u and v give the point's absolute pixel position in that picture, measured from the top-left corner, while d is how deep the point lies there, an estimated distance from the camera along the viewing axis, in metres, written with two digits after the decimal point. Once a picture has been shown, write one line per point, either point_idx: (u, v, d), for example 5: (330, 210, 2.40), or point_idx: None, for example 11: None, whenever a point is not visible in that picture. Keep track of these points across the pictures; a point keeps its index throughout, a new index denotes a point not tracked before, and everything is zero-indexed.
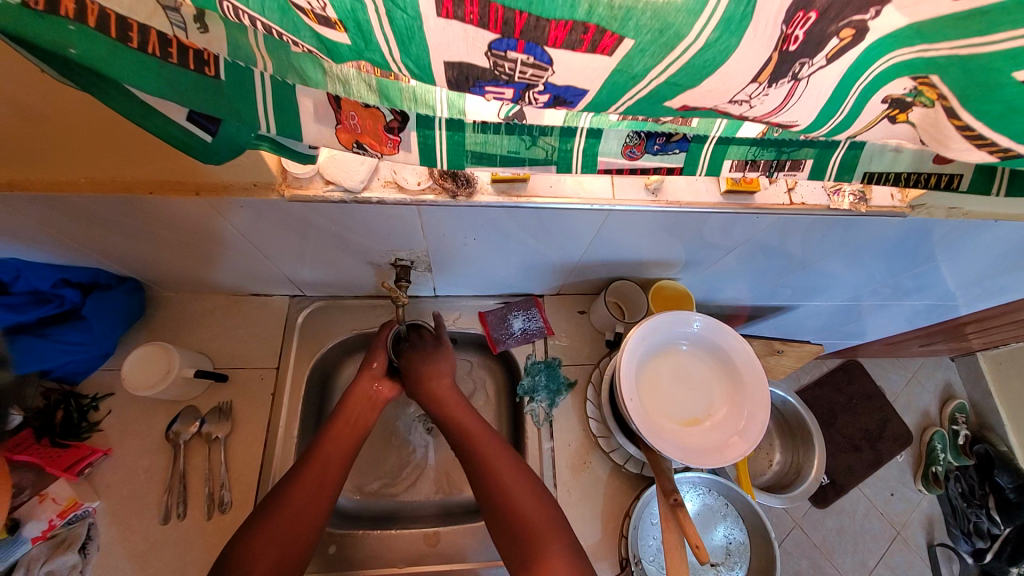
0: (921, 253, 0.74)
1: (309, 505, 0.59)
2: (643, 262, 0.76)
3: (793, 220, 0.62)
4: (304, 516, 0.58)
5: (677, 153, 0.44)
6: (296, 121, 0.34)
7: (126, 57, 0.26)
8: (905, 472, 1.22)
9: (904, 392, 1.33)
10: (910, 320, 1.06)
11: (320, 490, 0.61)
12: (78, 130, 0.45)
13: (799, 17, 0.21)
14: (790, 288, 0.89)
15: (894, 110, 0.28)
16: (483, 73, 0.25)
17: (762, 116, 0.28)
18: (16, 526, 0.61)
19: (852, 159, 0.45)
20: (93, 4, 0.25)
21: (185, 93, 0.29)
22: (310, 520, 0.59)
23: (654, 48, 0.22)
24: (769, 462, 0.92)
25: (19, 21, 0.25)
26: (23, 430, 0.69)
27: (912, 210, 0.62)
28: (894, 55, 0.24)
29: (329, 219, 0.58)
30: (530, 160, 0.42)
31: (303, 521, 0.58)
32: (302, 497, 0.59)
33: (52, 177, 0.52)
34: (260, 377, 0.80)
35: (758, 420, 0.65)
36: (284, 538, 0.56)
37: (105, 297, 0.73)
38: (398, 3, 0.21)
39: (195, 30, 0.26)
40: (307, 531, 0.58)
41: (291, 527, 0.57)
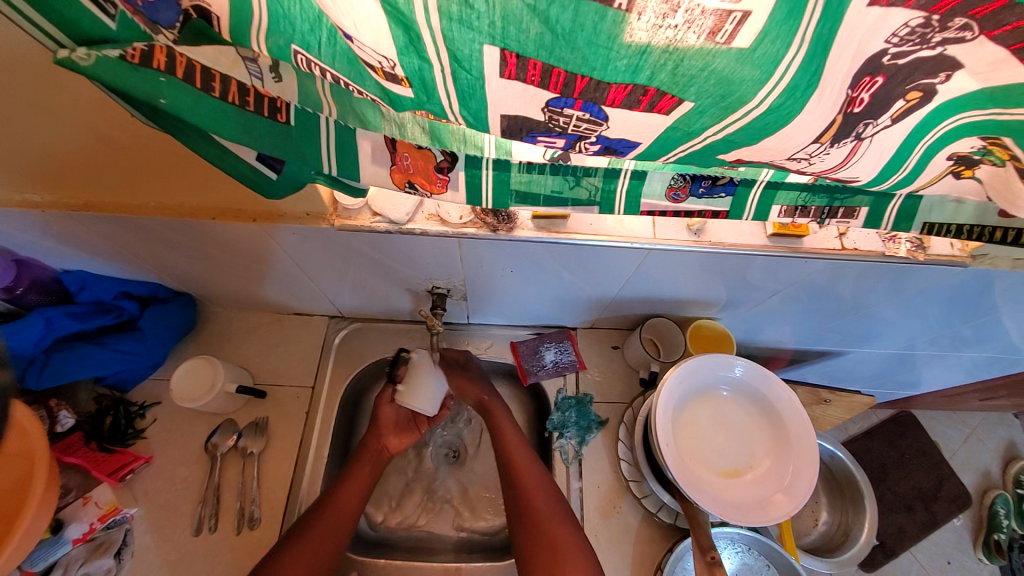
0: (984, 303, 0.70)
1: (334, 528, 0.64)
2: (682, 301, 0.74)
3: (844, 266, 0.60)
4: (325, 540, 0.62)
5: (723, 196, 0.44)
6: (354, 162, 0.36)
7: (208, 106, 0.29)
8: (965, 538, 1.11)
9: (964, 449, 1.23)
10: (971, 372, 0.98)
11: (345, 517, 0.65)
12: (155, 160, 0.49)
13: (865, 81, 0.21)
14: (838, 333, 0.85)
15: (959, 166, 0.28)
16: (538, 125, 0.26)
17: (822, 172, 0.28)
18: (59, 527, 0.64)
19: (911, 208, 0.43)
20: (182, 57, 0.27)
21: (259, 138, 0.31)
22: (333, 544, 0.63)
23: (714, 110, 0.22)
24: (815, 521, 0.85)
25: (110, 72, 0.26)
26: (74, 432, 0.72)
27: (973, 260, 0.59)
28: (963, 116, 0.23)
29: (372, 247, 0.60)
30: (574, 200, 0.43)
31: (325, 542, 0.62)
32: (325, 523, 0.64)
33: (126, 201, 0.56)
34: (295, 395, 0.82)
35: (806, 476, 0.61)
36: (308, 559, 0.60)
37: (161, 310, 0.78)
38: (464, 66, 0.22)
39: (271, 79, 0.29)
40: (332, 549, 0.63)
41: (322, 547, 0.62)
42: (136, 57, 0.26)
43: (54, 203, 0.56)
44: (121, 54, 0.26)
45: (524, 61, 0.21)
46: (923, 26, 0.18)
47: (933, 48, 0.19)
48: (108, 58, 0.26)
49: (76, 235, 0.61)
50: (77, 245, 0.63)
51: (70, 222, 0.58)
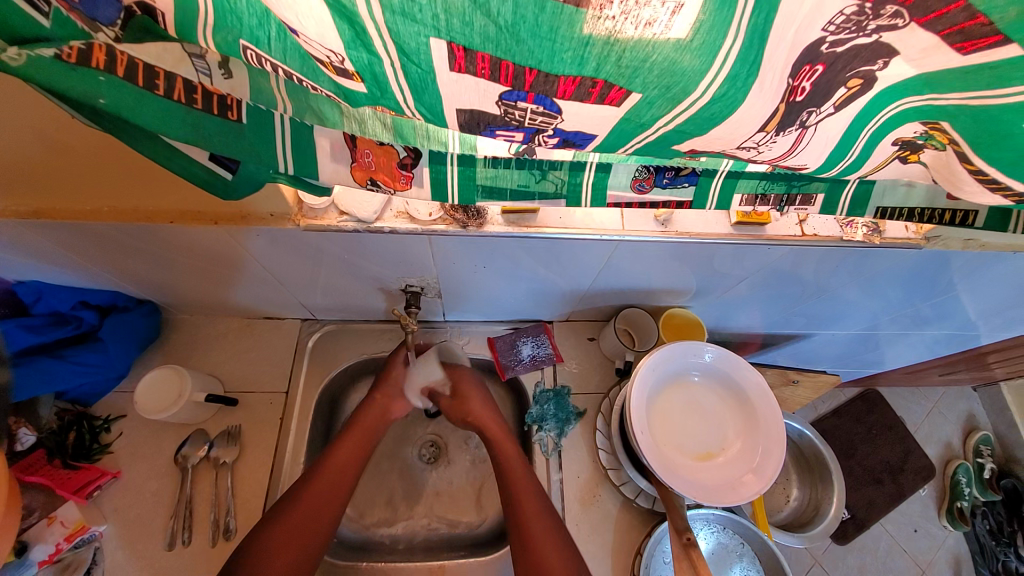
0: (938, 282, 0.73)
1: (324, 502, 0.61)
2: (654, 290, 0.75)
3: (806, 251, 0.62)
4: (319, 514, 0.60)
5: (686, 186, 0.45)
6: (314, 160, 0.35)
7: (153, 104, 0.28)
8: (929, 507, 1.17)
9: (926, 422, 1.29)
10: (930, 349, 1.03)
11: (335, 494, 0.63)
12: (106, 162, 0.47)
13: (805, 70, 0.21)
14: (805, 316, 0.87)
15: (905, 151, 0.29)
16: (494, 118, 0.26)
17: (772, 159, 0.29)
18: (24, 549, 0.62)
19: (864, 194, 0.44)
20: (123, 55, 0.26)
21: (209, 138, 0.30)
22: (325, 518, 0.60)
23: (661, 100, 0.22)
24: (786, 497, 0.88)
25: (50, 72, 0.24)
26: (36, 449, 0.69)
27: (927, 242, 0.61)
28: (903, 102, 0.24)
29: (340, 246, 0.59)
30: (540, 193, 0.43)
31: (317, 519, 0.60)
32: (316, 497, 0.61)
33: (78, 206, 0.54)
34: (269, 402, 0.80)
35: (774, 456, 0.63)
36: (296, 537, 0.57)
37: (122, 319, 0.75)
38: (412, 59, 0.21)
39: (221, 76, 0.28)
40: (324, 525, 0.60)
41: (308, 522, 0.59)
42: (72, 57, 0.25)
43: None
44: (57, 54, 0.24)
45: (472, 54, 0.21)
46: (857, 14, 0.19)
47: (868, 35, 0.20)
48: (44, 58, 0.24)
49: (25, 244, 0.58)
50: (25, 254, 0.60)
51: (17, 229, 0.55)
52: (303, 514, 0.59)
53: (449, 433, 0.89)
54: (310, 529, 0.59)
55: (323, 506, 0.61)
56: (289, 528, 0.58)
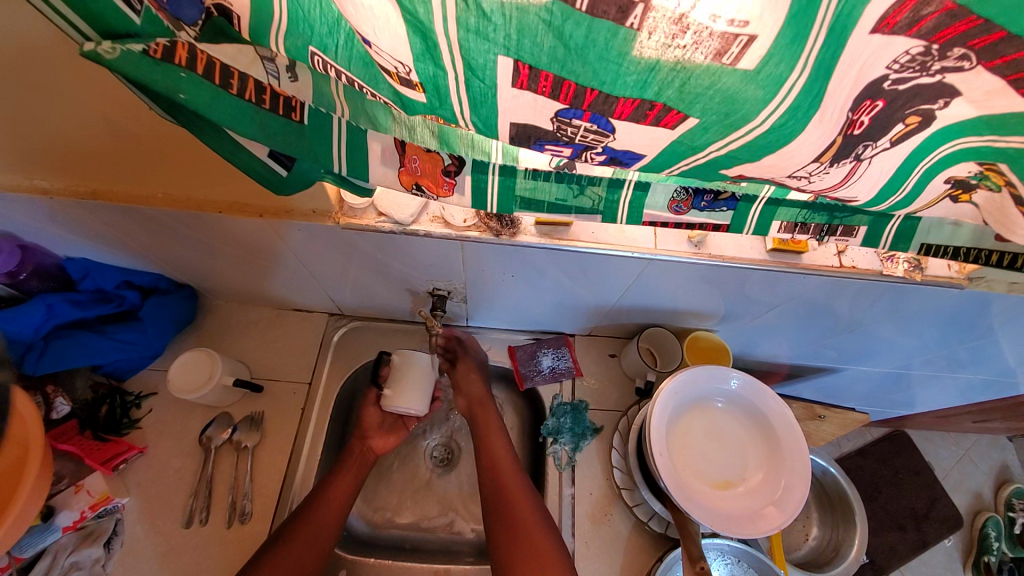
0: (980, 325, 0.70)
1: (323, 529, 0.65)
2: (680, 311, 0.74)
3: (842, 283, 0.61)
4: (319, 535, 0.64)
5: (724, 211, 0.45)
6: (365, 164, 0.36)
7: (226, 102, 0.29)
8: (954, 559, 1.12)
9: (957, 470, 1.23)
10: (967, 394, 0.99)
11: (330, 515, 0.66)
12: (167, 152, 0.50)
13: (866, 105, 0.21)
14: (835, 350, 0.85)
15: (957, 190, 0.28)
16: (546, 134, 0.26)
17: (822, 189, 0.28)
18: (50, 514, 0.64)
19: (909, 229, 0.43)
20: (202, 54, 0.28)
21: (273, 135, 0.32)
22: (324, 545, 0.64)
23: (718, 127, 0.22)
24: (806, 536, 0.85)
25: (134, 66, 0.26)
26: (69, 420, 0.73)
27: (970, 282, 0.59)
28: (959, 143, 0.23)
29: (375, 246, 0.61)
30: (577, 208, 0.43)
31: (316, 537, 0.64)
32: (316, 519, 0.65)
33: (134, 191, 0.57)
34: (292, 391, 0.82)
35: (797, 491, 0.61)
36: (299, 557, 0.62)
37: (162, 301, 0.78)
38: (477, 74, 0.22)
39: (287, 79, 0.29)
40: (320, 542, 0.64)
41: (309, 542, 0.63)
42: (158, 52, 0.27)
43: (63, 190, 0.56)
44: (144, 49, 0.26)
45: (536, 73, 0.21)
46: (922, 55, 0.19)
47: (932, 76, 0.20)
48: (133, 52, 0.26)
49: (84, 223, 0.61)
50: (80, 232, 0.63)
51: (75, 209, 0.58)
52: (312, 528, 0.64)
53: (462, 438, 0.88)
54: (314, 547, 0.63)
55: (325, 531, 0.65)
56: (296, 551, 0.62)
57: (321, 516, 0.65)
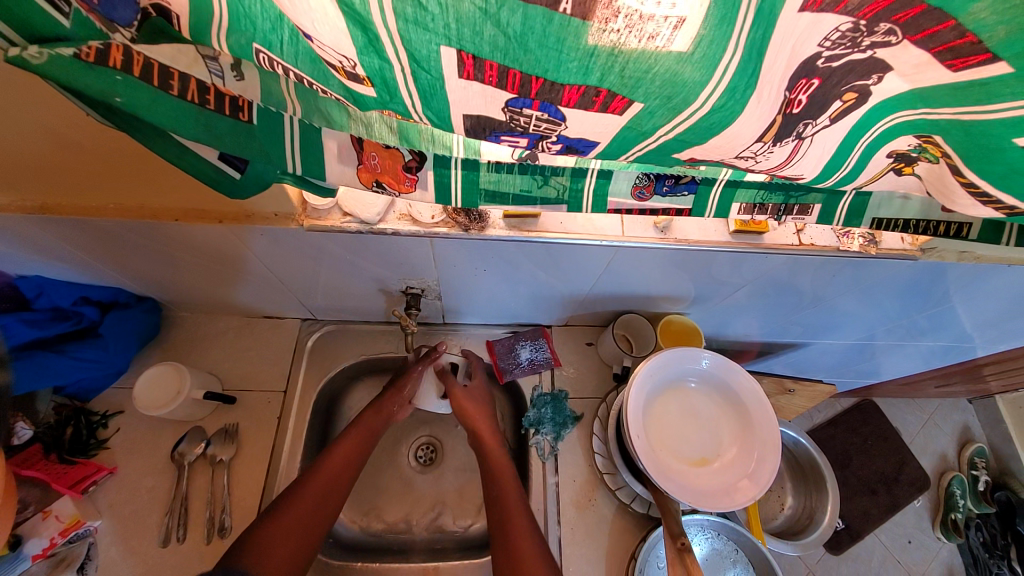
0: (934, 293, 0.74)
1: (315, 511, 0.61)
2: (652, 296, 0.76)
3: (804, 260, 0.63)
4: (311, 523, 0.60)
5: (685, 195, 0.46)
6: (321, 163, 0.35)
7: (166, 104, 0.28)
8: (923, 518, 1.18)
9: (921, 434, 1.29)
10: (925, 360, 1.04)
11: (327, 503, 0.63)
12: (115, 159, 0.48)
13: (802, 84, 0.22)
14: (802, 326, 0.88)
15: (900, 163, 0.30)
16: (499, 125, 0.26)
17: (770, 169, 0.29)
18: (17, 543, 0.61)
19: (861, 205, 0.45)
20: (138, 55, 0.26)
21: (220, 136, 0.31)
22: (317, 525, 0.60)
23: (662, 110, 0.23)
24: (781, 505, 0.89)
25: (66, 71, 0.25)
26: (32, 445, 0.70)
27: (922, 253, 0.62)
28: (898, 116, 0.25)
29: (343, 247, 0.60)
30: (542, 199, 0.44)
31: (307, 526, 0.59)
32: (312, 500, 0.61)
33: (84, 203, 0.54)
34: (267, 400, 0.80)
35: (769, 463, 0.64)
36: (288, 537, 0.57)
37: (123, 316, 0.76)
38: (422, 66, 0.22)
39: (232, 78, 0.28)
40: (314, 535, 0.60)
41: (303, 528, 0.59)
42: (90, 56, 0.25)
43: (6, 206, 0.53)
44: (75, 53, 0.25)
45: (480, 63, 0.21)
46: (853, 30, 0.20)
47: (863, 51, 0.21)
48: (63, 56, 0.25)
49: (31, 239, 0.59)
50: (29, 248, 0.60)
51: (21, 223, 0.55)
52: (305, 514, 0.60)
53: (445, 437, 0.90)
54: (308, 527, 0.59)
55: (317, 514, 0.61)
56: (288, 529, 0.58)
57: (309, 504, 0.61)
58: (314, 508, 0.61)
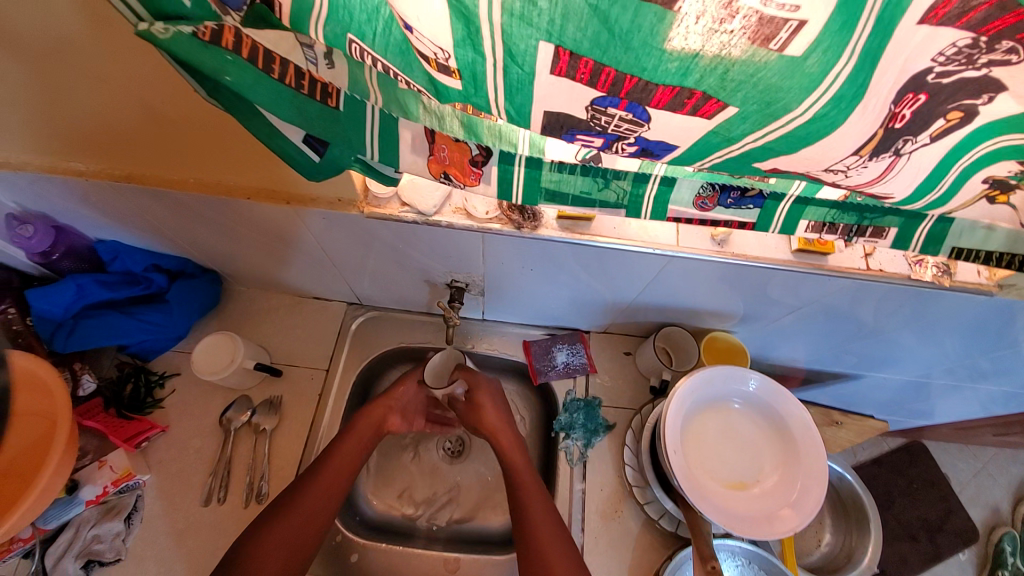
0: (1008, 335, 0.68)
1: (320, 509, 0.62)
2: (697, 310, 0.74)
3: (867, 287, 0.59)
4: (306, 533, 0.61)
5: (751, 208, 0.44)
6: (395, 151, 0.37)
7: (267, 86, 0.30)
8: (969, 574, 1.10)
9: (976, 485, 1.20)
10: (989, 406, 0.96)
11: (326, 510, 0.63)
12: (198, 135, 0.51)
13: (908, 99, 0.21)
14: (856, 356, 0.84)
15: (995, 190, 0.28)
16: (579, 123, 0.26)
17: (857, 185, 0.28)
18: (74, 487, 0.67)
19: (940, 232, 0.42)
20: (247, 37, 0.28)
21: (311, 120, 0.32)
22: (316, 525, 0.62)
23: (757, 117, 0.22)
24: (818, 542, 0.84)
25: (185, 49, 0.27)
26: (94, 398, 0.76)
27: (1000, 290, 0.58)
28: (1002, 139, 0.23)
29: (395, 235, 0.61)
30: (601, 202, 0.44)
31: (305, 530, 0.61)
32: (312, 510, 0.62)
33: (168, 174, 0.58)
34: (309, 377, 0.84)
35: (813, 495, 0.61)
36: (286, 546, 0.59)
37: (189, 285, 0.80)
38: (517, 61, 0.22)
39: (325, 65, 0.30)
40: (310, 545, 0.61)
41: (298, 537, 0.60)
42: (207, 35, 0.28)
43: (97, 172, 0.58)
44: (194, 32, 0.27)
45: (576, 59, 0.21)
46: (969, 47, 0.19)
47: (978, 68, 0.20)
48: (183, 33, 0.27)
49: (116, 205, 0.63)
50: (112, 214, 0.65)
51: (108, 190, 0.60)
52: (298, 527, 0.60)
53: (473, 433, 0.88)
54: (307, 527, 0.61)
55: (321, 512, 0.62)
56: (287, 535, 0.59)
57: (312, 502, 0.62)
58: (306, 518, 0.61)
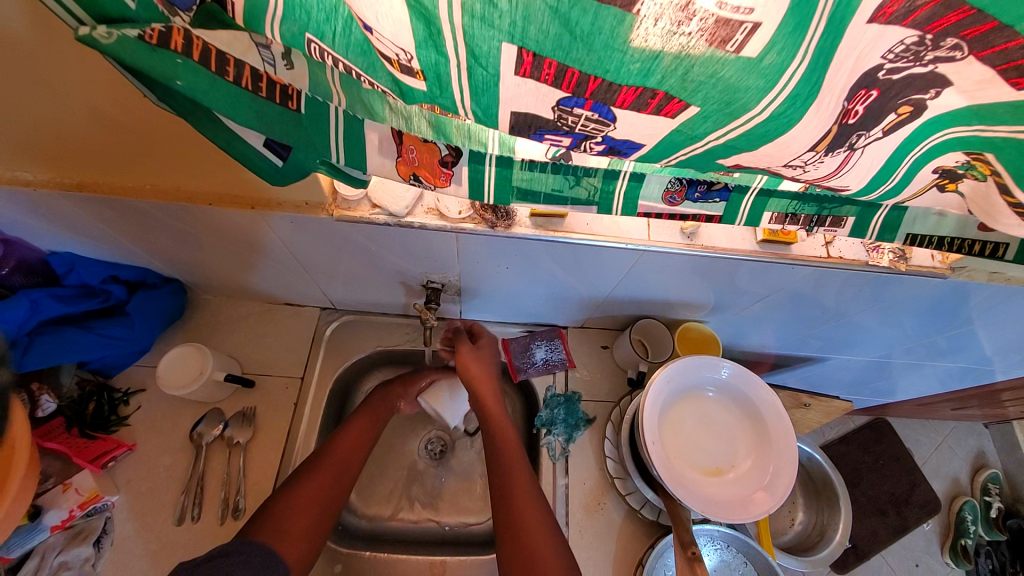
0: (959, 314, 0.72)
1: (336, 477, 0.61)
2: (671, 302, 0.75)
3: (830, 273, 0.62)
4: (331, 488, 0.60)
5: (717, 202, 0.45)
6: (362, 154, 0.36)
7: (224, 90, 0.29)
8: (932, 542, 1.16)
9: (935, 456, 1.27)
10: (943, 381, 1.02)
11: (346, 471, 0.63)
12: (156, 142, 0.49)
13: (861, 95, 0.22)
14: (820, 340, 0.87)
15: (945, 179, 0.29)
16: (546, 123, 0.26)
17: (815, 180, 0.29)
18: (38, 513, 0.63)
19: (895, 220, 0.44)
20: (198, 40, 0.27)
21: (270, 124, 0.31)
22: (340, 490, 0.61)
23: (718, 116, 0.23)
24: (791, 521, 0.87)
25: (131, 52, 0.26)
26: (55, 418, 0.72)
27: (952, 272, 0.61)
28: (950, 132, 0.24)
29: (367, 238, 0.61)
30: (573, 199, 0.44)
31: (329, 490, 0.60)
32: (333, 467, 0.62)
33: (120, 182, 0.55)
34: (284, 386, 0.81)
35: (786, 476, 0.63)
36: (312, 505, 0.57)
37: (150, 295, 0.77)
38: (480, 61, 0.22)
39: (283, 66, 0.29)
40: (332, 504, 0.59)
41: (316, 510, 0.57)
42: (153, 38, 0.26)
43: (44, 182, 0.55)
44: (140, 35, 0.26)
45: (540, 60, 0.21)
46: (916, 45, 0.20)
47: (925, 65, 0.21)
48: (129, 37, 0.26)
49: (67, 216, 0.60)
50: (63, 224, 0.62)
51: (57, 200, 0.57)
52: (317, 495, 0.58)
53: (455, 432, 0.88)
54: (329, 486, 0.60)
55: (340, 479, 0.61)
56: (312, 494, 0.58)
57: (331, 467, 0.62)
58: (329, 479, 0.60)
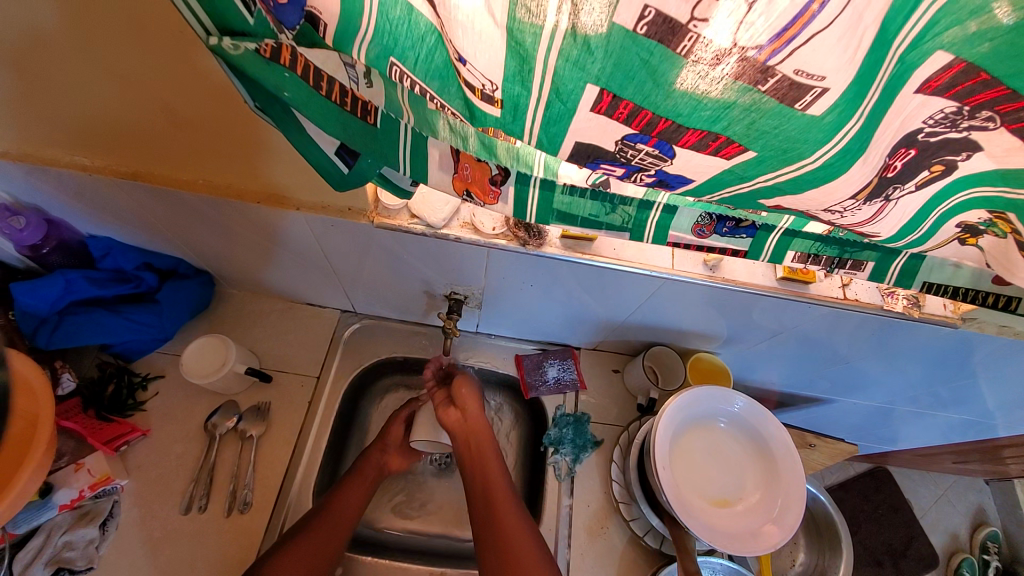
0: (964, 367, 0.74)
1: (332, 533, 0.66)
2: (684, 332, 0.77)
3: (844, 315, 0.64)
4: (331, 540, 0.65)
5: (744, 237, 0.47)
6: (425, 167, 0.39)
7: (318, 103, 0.32)
8: None
9: (934, 509, 1.26)
10: (945, 433, 1.02)
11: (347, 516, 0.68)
12: (219, 140, 0.52)
13: (900, 153, 0.25)
14: (828, 381, 0.88)
15: (966, 233, 0.32)
16: (607, 154, 0.29)
17: (852, 224, 0.31)
18: (48, 491, 0.64)
19: (913, 267, 0.46)
20: (302, 57, 0.30)
21: (354, 136, 0.35)
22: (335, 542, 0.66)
23: (772, 161, 0.25)
24: (792, 561, 0.87)
25: (250, 65, 0.29)
26: (73, 397, 0.74)
27: (963, 322, 0.63)
28: (976, 190, 0.27)
29: (401, 247, 0.63)
30: (608, 224, 0.46)
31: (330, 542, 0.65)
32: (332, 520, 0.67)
33: (176, 175, 0.58)
34: (300, 385, 0.83)
35: (794, 511, 0.64)
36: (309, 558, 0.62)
37: (179, 285, 0.79)
38: (561, 96, 0.25)
39: (364, 85, 0.31)
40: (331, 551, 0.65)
41: (309, 562, 0.62)
42: (268, 52, 0.30)
43: (100, 168, 0.58)
44: (256, 48, 0.29)
45: (618, 101, 0.24)
46: (955, 113, 0.22)
47: (960, 131, 0.23)
48: (247, 49, 0.29)
49: (116, 201, 0.63)
50: (111, 210, 0.65)
51: (112, 187, 0.59)
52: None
53: None
54: (332, 534, 0.66)
55: (336, 532, 0.66)
56: (310, 548, 0.63)
57: (330, 526, 0.66)
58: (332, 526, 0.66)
